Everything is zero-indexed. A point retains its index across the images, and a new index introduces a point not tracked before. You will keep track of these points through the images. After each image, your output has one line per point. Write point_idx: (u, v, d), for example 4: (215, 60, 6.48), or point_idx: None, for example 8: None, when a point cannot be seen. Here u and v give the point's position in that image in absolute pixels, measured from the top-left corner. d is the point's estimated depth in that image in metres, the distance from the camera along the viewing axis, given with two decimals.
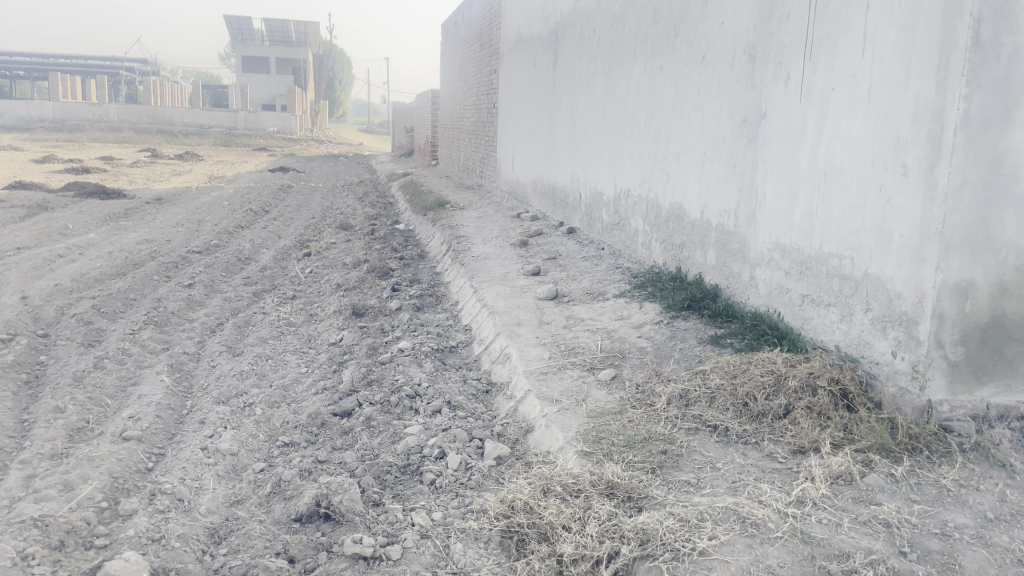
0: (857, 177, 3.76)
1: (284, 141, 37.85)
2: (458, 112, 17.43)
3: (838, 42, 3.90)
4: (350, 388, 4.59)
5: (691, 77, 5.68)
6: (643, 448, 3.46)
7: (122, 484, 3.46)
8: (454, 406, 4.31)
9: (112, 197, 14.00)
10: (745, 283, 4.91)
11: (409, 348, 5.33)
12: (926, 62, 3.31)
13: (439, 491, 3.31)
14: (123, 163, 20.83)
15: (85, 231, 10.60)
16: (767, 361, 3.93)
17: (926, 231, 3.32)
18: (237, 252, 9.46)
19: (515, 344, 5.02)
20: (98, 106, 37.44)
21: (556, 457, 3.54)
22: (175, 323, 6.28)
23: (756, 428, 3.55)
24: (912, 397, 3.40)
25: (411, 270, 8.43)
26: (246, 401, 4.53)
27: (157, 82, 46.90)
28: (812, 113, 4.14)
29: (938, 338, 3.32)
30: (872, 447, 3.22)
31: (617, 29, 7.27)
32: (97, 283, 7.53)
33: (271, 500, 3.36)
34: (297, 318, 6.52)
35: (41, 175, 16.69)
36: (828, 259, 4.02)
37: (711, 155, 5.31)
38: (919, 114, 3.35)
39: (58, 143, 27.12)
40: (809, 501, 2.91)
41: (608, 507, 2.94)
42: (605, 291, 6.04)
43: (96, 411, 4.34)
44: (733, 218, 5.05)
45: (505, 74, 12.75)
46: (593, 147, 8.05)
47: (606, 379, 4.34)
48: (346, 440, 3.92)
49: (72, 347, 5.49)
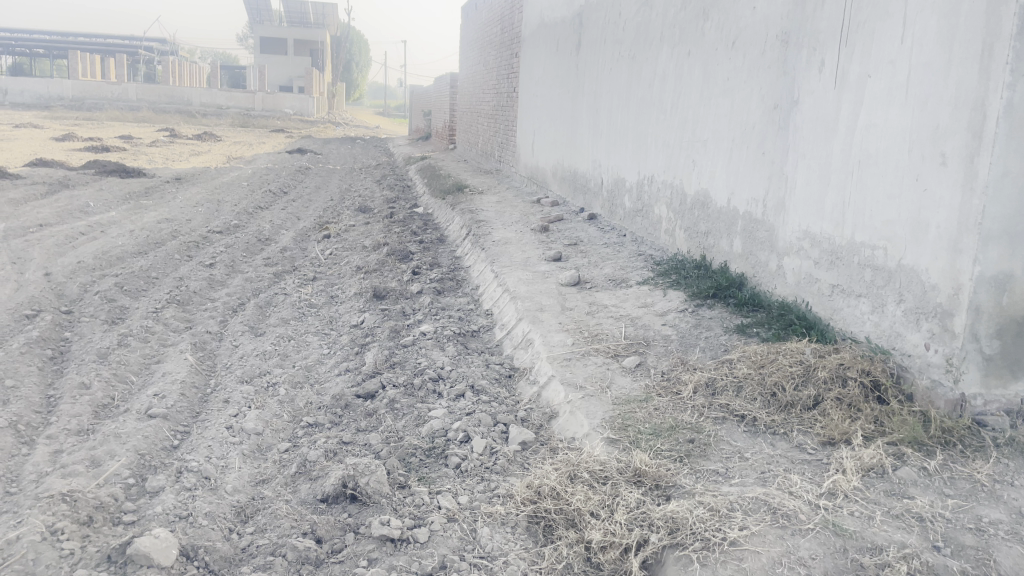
0: (892, 166, 3.70)
1: (302, 122, 37.87)
2: (478, 96, 17.33)
3: (877, 28, 3.83)
4: (373, 370, 4.58)
5: (720, 63, 5.61)
6: (670, 436, 3.44)
7: (148, 461, 3.47)
8: (477, 391, 4.30)
9: (133, 176, 14.06)
10: (773, 272, 4.86)
11: (431, 332, 5.32)
12: (969, 50, 3.23)
13: (464, 475, 3.30)
14: (142, 142, 20.90)
15: (106, 209, 10.64)
16: (796, 351, 3.90)
17: (964, 222, 3.25)
18: (257, 233, 9.49)
19: (537, 329, 5.00)
20: (116, 86, 37.56)
21: (581, 444, 3.52)
22: (197, 302, 6.30)
23: (784, 419, 3.51)
24: (945, 390, 3.35)
25: (430, 254, 8.42)
26: (269, 381, 4.54)
27: (176, 62, 47.08)
28: (846, 100, 4.08)
29: (974, 331, 3.26)
30: (905, 439, 3.19)
31: (644, 13, 7.18)
32: (119, 261, 7.57)
33: (296, 480, 3.35)
34: (318, 300, 6.53)
35: (61, 153, 16.81)
36: (860, 249, 3.97)
37: (740, 142, 5.25)
38: (960, 103, 3.29)
39: (78, 121, 27.32)
40: (840, 493, 2.88)
41: (636, 495, 2.92)
42: (628, 278, 6.00)
43: (120, 388, 4.37)
44: (762, 207, 4.98)
45: (527, 58, 12.64)
46: (616, 133, 7.99)
47: (630, 366, 4.31)
48: (370, 422, 3.91)
49: (96, 324, 5.52)
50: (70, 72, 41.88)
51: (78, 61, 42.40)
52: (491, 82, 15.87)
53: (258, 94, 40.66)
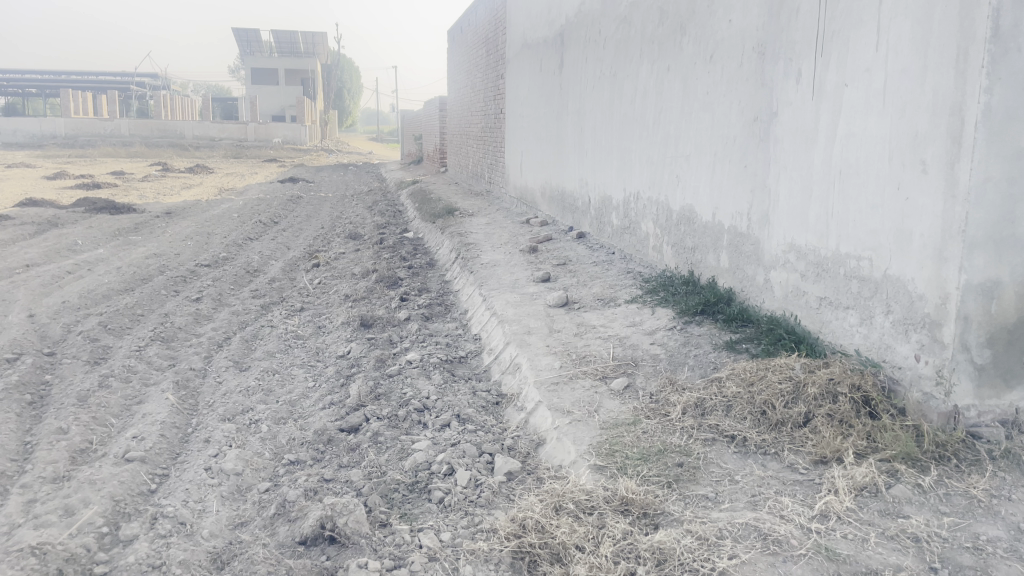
0: (873, 175, 3.64)
1: (294, 151, 37.96)
2: (467, 119, 17.35)
3: (851, 37, 3.78)
4: (357, 403, 4.49)
5: (699, 77, 5.57)
6: (659, 461, 3.34)
7: (123, 508, 3.38)
8: (463, 420, 4.21)
9: (122, 212, 14.02)
10: (761, 286, 4.78)
11: (417, 360, 5.24)
12: (944, 55, 3.18)
13: (448, 510, 3.20)
14: (133, 177, 20.90)
15: (94, 246, 10.59)
16: (786, 367, 3.81)
17: (948, 229, 3.18)
18: (246, 265, 9.42)
19: (525, 353, 4.92)
20: (108, 122, 37.66)
21: (568, 472, 3.42)
22: (182, 338, 6.21)
23: (775, 438, 3.42)
24: (937, 403, 3.26)
25: (419, 279, 8.35)
26: (252, 418, 4.45)
27: (167, 96, 47.32)
28: (825, 111, 4.02)
29: (964, 341, 3.18)
30: (898, 456, 3.10)
31: (623, 30, 7.16)
32: (104, 299, 7.49)
33: (275, 522, 3.26)
34: (305, 331, 6.44)
35: (52, 191, 16.79)
36: (845, 260, 3.89)
37: (722, 156, 5.20)
38: (937, 109, 3.23)
39: (69, 158, 27.37)
40: (833, 515, 2.78)
41: (623, 525, 2.82)
42: (616, 297, 5.92)
43: (99, 432, 4.28)
44: (747, 221, 4.92)
45: (512, 79, 12.64)
46: (601, 151, 7.94)
47: (619, 388, 4.22)
48: (353, 458, 3.82)
49: (78, 365, 5.43)
50: (63, 110, 41.99)
51: (69, 99, 42.44)
52: (479, 104, 15.87)
53: (250, 124, 40.80)
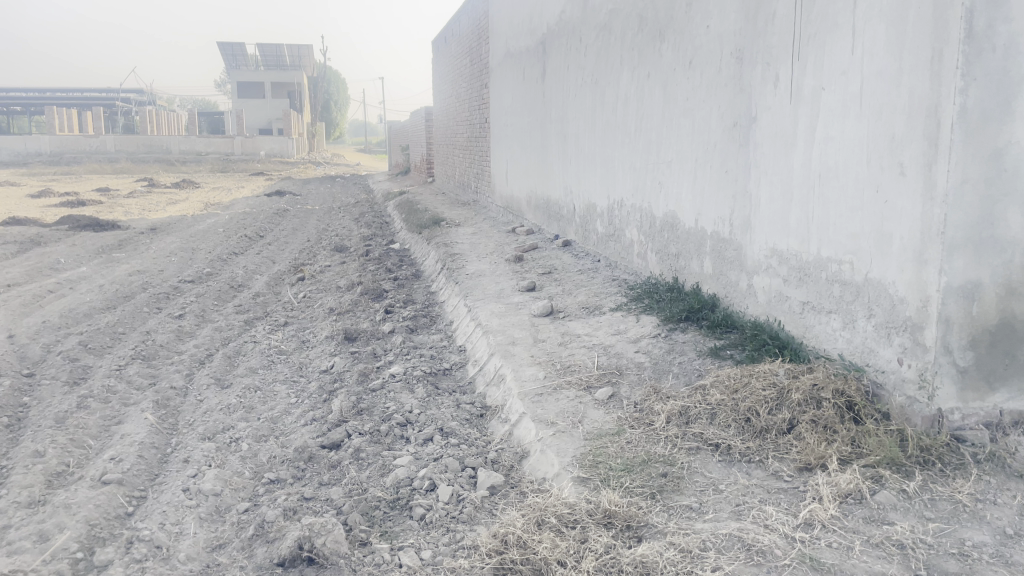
0: (852, 178, 3.62)
1: (281, 164, 37.87)
2: (452, 129, 17.33)
3: (827, 40, 3.77)
4: (339, 419, 4.43)
5: (679, 83, 5.55)
6: (643, 471, 3.30)
7: (99, 532, 3.31)
8: (446, 433, 4.15)
9: (107, 229, 13.93)
10: (744, 292, 4.76)
11: (401, 374, 5.18)
12: (918, 56, 3.17)
13: (429, 527, 3.15)
14: (118, 194, 20.79)
15: (77, 264, 10.49)
16: (769, 373, 3.78)
17: (927, 231, 3.16)
18: (230, 280, 9.35)
19: (509, 364, 4.87)
20: (93, 138, 37.50)
21: (551, 485, 3.37)
22: (163, 356, 6.14)
23: (760, 446, 3.39)
24: (920, 406, 3.23)
25: (405, 291, 8.30)
26: (232, 436, 4.38)
27: (153, 111, 47.19)
28: (803, 115, 4.01)
29: (946, 344, 3.16)
30: (882, 461, 3.06)
31: (603, 37, 7.16)
32: (86, 318, 7.41)
33: (253, 543, 3.20)
34: (288, 346, 6.38)
35: (36, 209, 16.66)
36: (827, 264, 3.87)
37: (703, 161, 5.18)
38: (913, 111, 3.22)
39: (55, 175, 27.22)
40: (817, 523, 2.75)
41: (605, 539, 2.78)
42: (601, 305, 5.89)
43: (77, 454, 4.20)
44: (729, 226, 4.90)
45: (496, 88, 12.63)
46: (584, 159, 7.92)
47: (603, 398, 4.17)
48: (334, 475, 3.76)
49: (57, 386, 5.35)
50: (48, 128, 41.76)
51: (54, 116, 42.20)
52: (464, 114, 15.86)
53: (236, 138, 40.70)
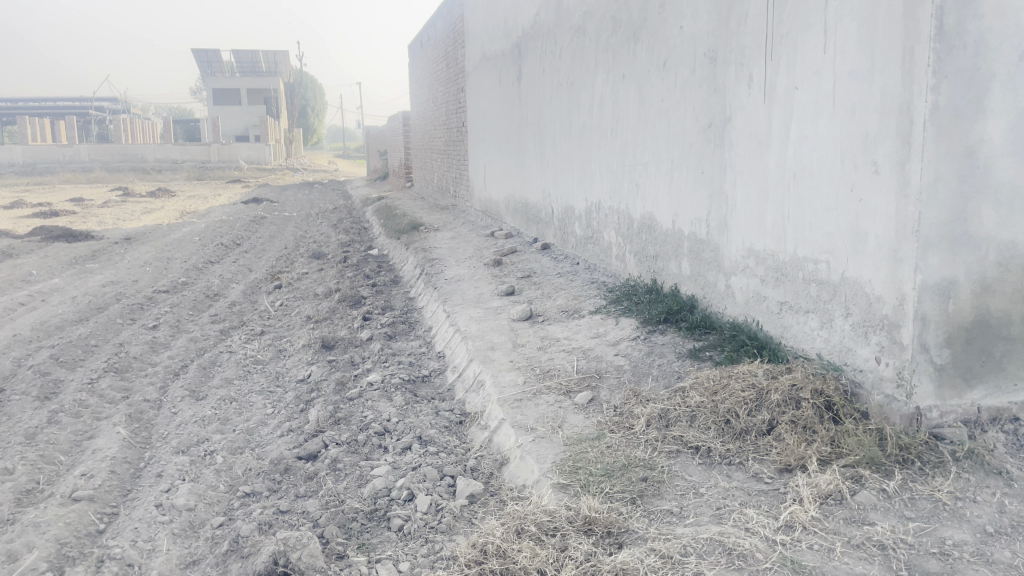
0: (827, 177, 3.62)
1: (258, 170, 37.61)
2: (430, 133, 17.25)
3: (800, 40, 3.77)
4: (316, 429, 4.37)
5: (653, 85, 5.55)
6: (622, 476, 3.26)
7: (69, 550, 3.23)
8: (425, 441, 4.10)
9: (80, 239, 13.74)
10: (722, 293, 4.75)
11: (379, 382, 5.12)
12: (890, 55, 3.17)
13: (407, 538, 3.10)
14: (92, 203, 20.55)
15: (50, 276, 10.32)
16: (748, 374, 3.77)
17: (902, 230, 3.16)
18: (206, 289, 9.24)
19: (488, 370, 4.83)
20: (66, 148, 37.03)
21: (531, 492, 3.33)
22: (137, 368, 6.04)
23: (740, 448, 3.37)
24: (899, 405, 3.22)
25: (383, 297, 8.24)
26: (207, 449, 4.31)
27: (127, 120, 46.75)
28: (777, 114, 4.00)
29: (922, 342, 3.15)
30: (862, 460, 3.05)
31: (578, 40, 7.13)
32: (58, 331, 7.28)
33: (228, 559, 3.13)
34: (265, 356, 6.30)
35: (8, 221, 16.41)
36: (803, 264, 3.86)
37: (679, 162, 5.17)
38: (886, 109, 3.21)
39: (27, 186, 26.89)
40: (798, 525, 2.73)
41: (585, 547, 2.74)
42: (580, 308, 5.86)
43: (47, 470, 4.11)
44: (706, 227, 4.89)
45: (472, 93, 12.59)
46: (562, 162, 7.90)
47: (583, 403, 4.14)
48: (310, 486, 3.70)
49: (27, 401, 5.24)
50: (20, 138, 41.17)
51: (27, 125, 41.63)
52: (441, 119, 15.80)
53: (213, 145, 40.37)
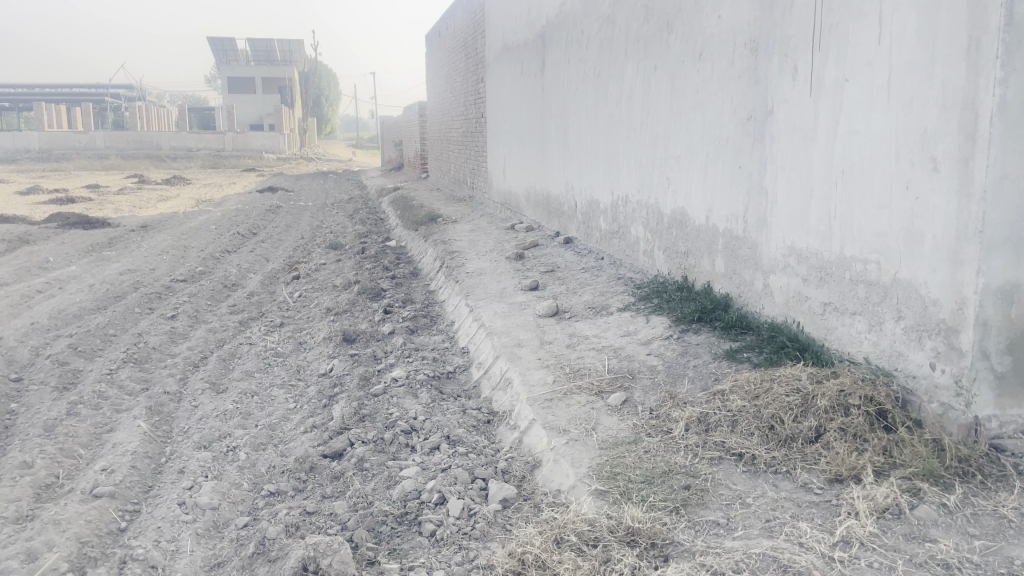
0: (879, 174, 3.46)
1: (272, 159, 37.53)
2: (447, 124, 17.11)
3: (851, 29, 3.61)
4: (341, 426, 4.25)
5: (688, 76, 5.39)
6: (664, 483, 3.13)
7: (90, 550, 3.12)
8: (454, 441, 3.98)
9: (96, 227, 13.67)
10: (759, 292, 4.60)
11: (403, 378, 5.01)
12: (953, 46, 3.01)
13: (440, 544, 2.99)
14: (109, 191, 20.54)
15: (67, 263, 10.25)
16: (792, 378, 3.63)
17: (963, 230, 3.01)
18: (223, 279, 9.15)
19: (515, 368, 4.70)
20: (82, 135, 37.04)
21: (568, 498, 3.20)
22: (156, 359, 5.95)
23: (786, 455, 3.23)
24: (956, 414, 3.08)
25: (403, 290, 8.12)
26: (229, 445, 4.20)
27: (143, 107, 46.86)
28: (824, 108, 3.85)
29: (983, 348, 2.99)
30: (918, 472, 2.92)
31: (607, 30, 6.97)
32: (76, 319, 7.20)
33: (254, 562, 3.03)
34: (285, 348, 6.20)
35: (25, 207, 16.38)
36: (851, 264, 3.71)
37: (715, 157, 5.01)
38: (948, 103, 3.05)
39: (43, 172, 26.93)
40: (855, 541, 2.60)
41: (630, 560, 2.62)
42: (608, 305, 5.72)
43: (67, 465, 4.01)
44: (742, 224, 4.74)
45: (492, 83, 12.44)
46: (587, 154, 7.74)
47: (616, 404, 4.01)
48: (337, 487, 3.59)
49: (45, 392, 5.15)
50: (37, 125, 41.23)
51: (43, 112, 41.75)
52: (459, 110, 15.64)
53: (228, 134, 40.32)
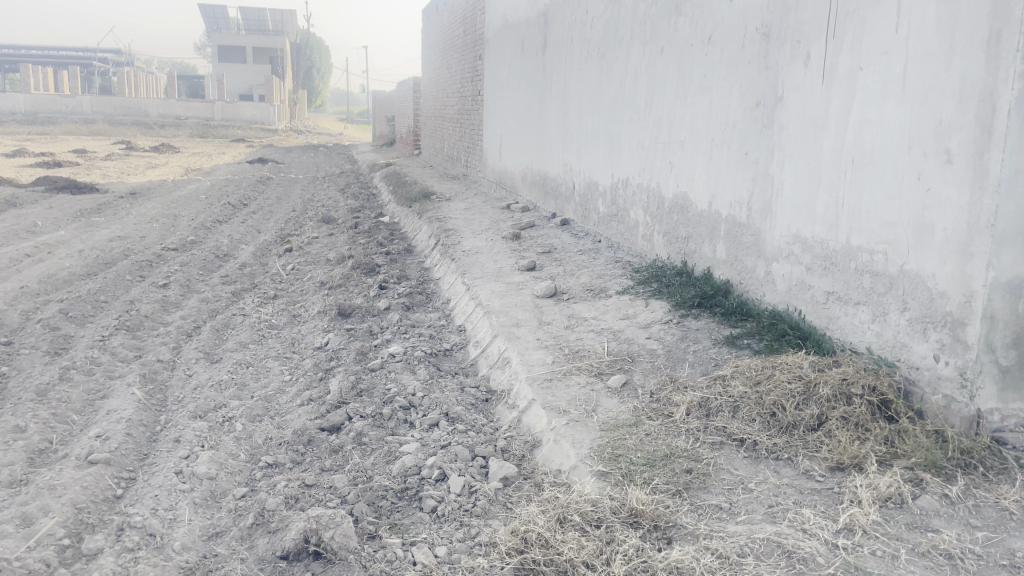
0: (890, 164, 3.45)
1: (262, 131, 37.14)
2: (441, 101, 16.97)
3: (868, 17, 3.58)
4: (339, 400, 4.23)
5: (695, 59, 5.35)
6: (666, 466, 3.13)
7: (86, 516, 3.09)
8: (452, 419, 3.96)
9: (84, 192, 13.50)
10: (761, 279, 4.60)
11: (400, 354, 4.98)
12: (972, 37, 2.99)
13: (441, 521, 2.98)
14: (97, 156, 20.28)
15: (55, 228, 10.11)
16: (794, 366, 3.63)
17: (976, 223, 3.00)
18: (215, 249, 9.06)
19: (514, 347, 4.69)
20: (69, 99, 36.47)
21: (569, 478, 3.20)
22: (148, 327, 5.88)
23: (788, 442, 3.25)
24: (959, 406, 3.09)
25: (398, 266, 8.07)
26: (225, 415, 4.17)
27: (132, 73, 46.30)
28: (836, 95, 3.82)
29: (989, 341, 3.00)
30: (921, 463, 2.94)
31: (612, 10, 6.92)
32: (66, 284, 7.11)
33: (253, 533, 3.01)
34: (279, 320, 6.15)
35: (11, 170, 16.14)
36: (857, 254, 3.72)
37: (720, 141, 4.99)
38: (965, 95, 3.04)
39: (28, 135, 26.61)
40: (859, 529, 2.61)
41: (634, 541, 2.62)
42: (607, 287, 5.70)
43: (60, 430, 3.97)
44: (746, 210, 4.72)
45: (490, 61, 12.32)
46: (587, 135, 7.70)
47: (616, 386, 4.00)
48: (336, 461, 3.57)
49: (36, 356, 5.09)
50: (23, 86, 40.68)
51: (29, 74, 41.16)
52: (455, 87, 15.52)
53: (217, 103, 39.83)
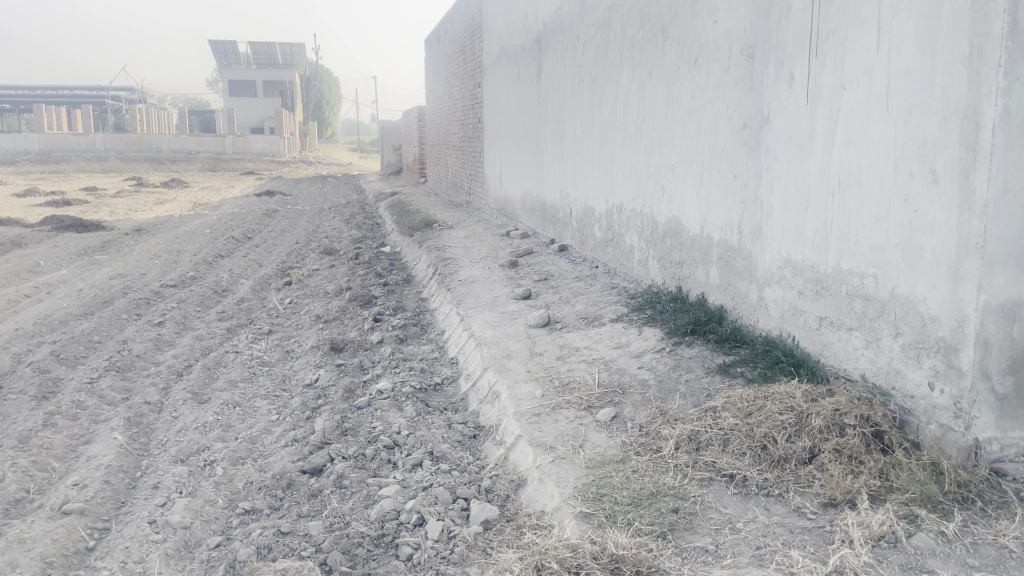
0: (877, 184, 3.35)
1: (271, 163, 37.41)
2: (445, 129, 16.97)
3: (849, 36, 3.50)
4: (322, 441, 4.13)
5: (683, 83, 5.28)
6: (651, 506, 3.00)
7: (54, 571, 3.00)
8: (437, 458, 3.85)
9: (90, 230, 13.55)
10: (754, 304, 4.49)
11: (389, 390, 4.88)
12: (953, 54, 2.90)
13: (417, 569, 2.87)
14: (106, 193, 20.43)
15: (57, 267, 10.12)
16: (786, 396, 3.50)
17: (964, 245, 2.89)
18: (214, 285, 9.02)
19: (504, 380, 4.58)
20: (82, 137, 36.93)
21: (551, 520, 3.08)
22: (139, 367, 5.82)
23: (779, 477, 3.12)
24: (955, 436, 2.97)
25: (395, 297, 8.00)
26: (207, 459, 4.08)
27: (144, 110, 46.95)
28: (821, 116, 3.73)
29: (984, 368, 2.88)
30: (915, 498, 2.80)
31: (602, 35, 6.86)
32: (62, 325, 7.07)
33: None
34: (271, 357, 6.07)
35: (20, 209, 16.28)
36: (847, 278, 3.60)
37: (710, 165, 4.90)
38: (948, 113, 2.94)
39: (42, 174, 26.96)
40: (849, 572, 2.48)
41: None
42: (601, 315, 5.59)
43: (38, 479, 3.89)
44: (737, 234, 4.62)
45: (489, 88, 12.30)
46: (582, 161, 7.63)
47: (605, 420, 3.88)
48: (315, 506, 3.46)
49: (23, 401, 5.03)
50: (37, 126, 41.38)
51: (43, 113, 41.82)
52: (457, 115, 15.52)
53: (227, 137, 40.18)
